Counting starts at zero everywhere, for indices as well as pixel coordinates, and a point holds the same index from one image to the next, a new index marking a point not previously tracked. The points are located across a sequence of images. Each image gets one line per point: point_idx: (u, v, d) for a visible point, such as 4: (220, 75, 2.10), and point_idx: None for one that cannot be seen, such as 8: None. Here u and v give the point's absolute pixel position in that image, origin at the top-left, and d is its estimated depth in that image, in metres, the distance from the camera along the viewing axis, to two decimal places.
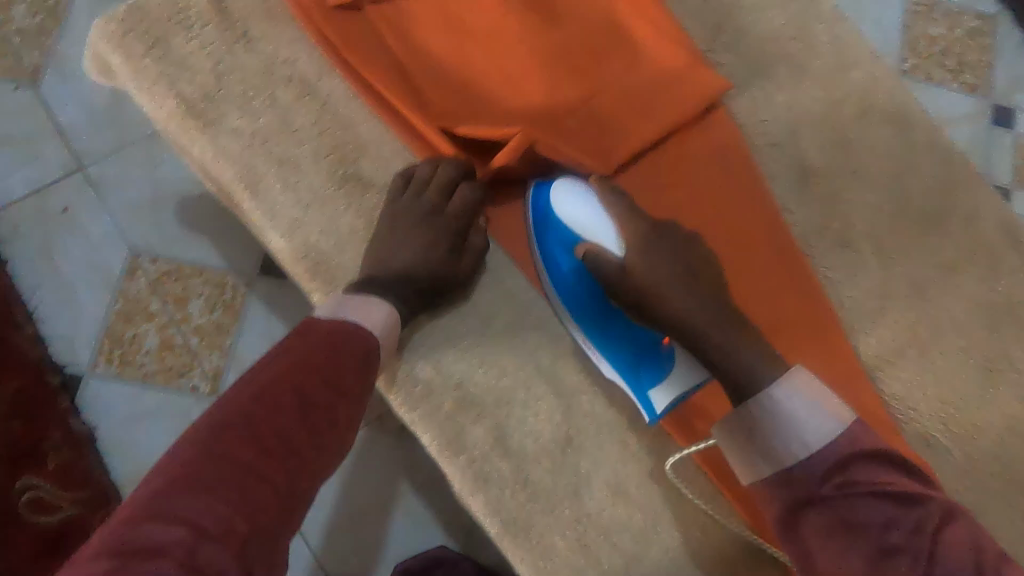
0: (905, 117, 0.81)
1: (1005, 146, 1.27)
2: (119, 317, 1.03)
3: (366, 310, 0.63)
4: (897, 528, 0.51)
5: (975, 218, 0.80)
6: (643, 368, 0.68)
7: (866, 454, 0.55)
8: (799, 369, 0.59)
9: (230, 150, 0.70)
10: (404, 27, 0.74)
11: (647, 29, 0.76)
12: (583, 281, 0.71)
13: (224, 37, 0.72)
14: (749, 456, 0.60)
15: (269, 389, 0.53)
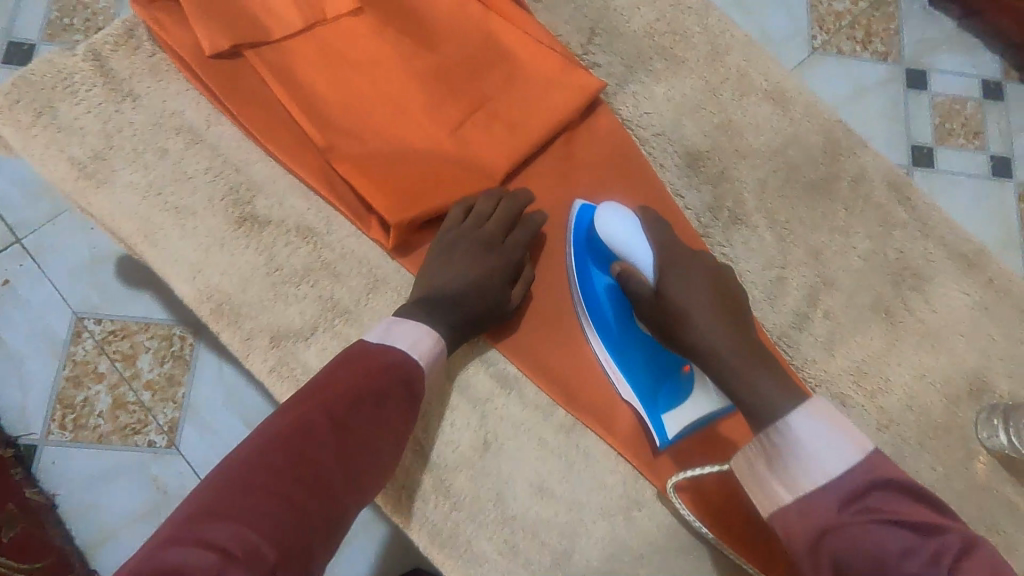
0: (782, 93, 0.85)
1: (923, 108, 1.20)
2: (69, 381, 1.04)
3: (413, 337, 0.64)
4: (919, 558, 0.45)
5: (861, 181, 0.83)
6: (662, 392, 0.71)
7: (883, 484, 0.51)
8: (821, 400, 0.56)
9: (125, 204, 0.72)
10: (283, 67, 0.75)
11: (520, 43, 0.79)
12: (615, 303, 0.72)
13: (111, 97, 0.74)
14: (768, 484, 0.56)
15: (304, 416, 0.55)
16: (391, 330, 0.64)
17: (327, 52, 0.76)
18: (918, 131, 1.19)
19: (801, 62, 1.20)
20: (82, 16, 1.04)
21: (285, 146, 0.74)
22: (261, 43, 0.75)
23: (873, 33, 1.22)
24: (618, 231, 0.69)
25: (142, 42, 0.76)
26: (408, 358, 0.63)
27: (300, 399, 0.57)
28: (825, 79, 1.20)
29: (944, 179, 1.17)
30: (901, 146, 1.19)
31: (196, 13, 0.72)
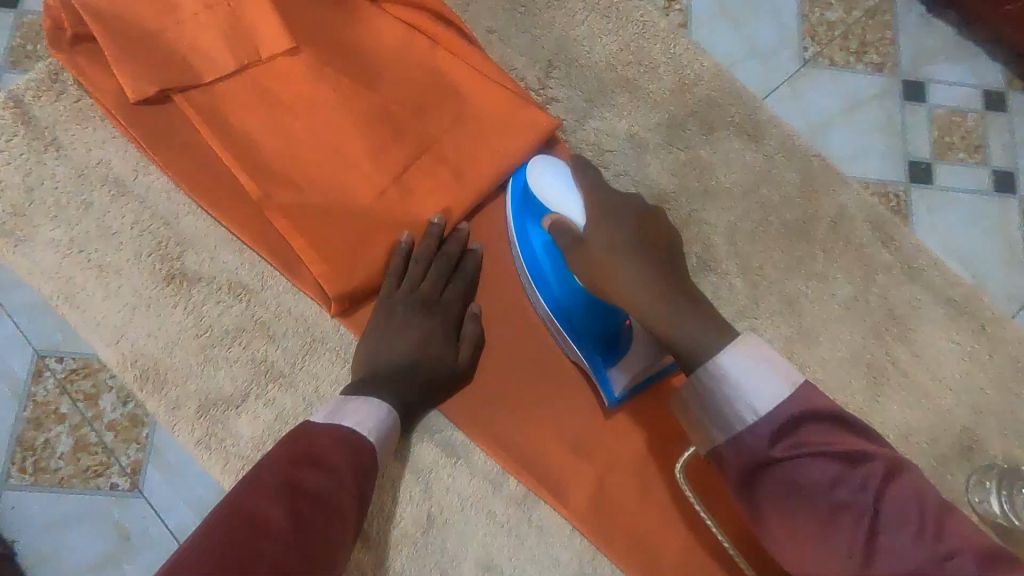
0: (753, 126, 0.79)
1: (920, 123, 1.01)
2: (28, 424, 0.75)
3: (364, 413, 0.59)
4: (846, 486, 0.48)
5: (841, 221, 0.77)
6: (608, 350, 0.66)
7: (815, 415, 0.50)
8: (751, 337, 0.53)
9: (48, 264, 0.68)
10: (215, 111, 0.70)
11: (469, 81, 0.73)
12: (552, 258, 0.67)
13: (33, 147, 0.70)
14: (703, 424, 0.55)
15: (264, 501, 0.48)
16: (341, 408, 0.59)
17: (262, 94, 0.71)
18: (916, 145, 1.00)
19: (791, 77, 1.00)
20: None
21: (218, 197, 0.70)
22: (192, 85, 0.70)
23: (868, 41, 1.03)
24: (546, 182, 0.64)
25: (66, 87, 0.72)
26: (361, 437, 0.57)
27: (256, 479, 0.50)
28: (810, 100, 1.00)
29: (943, 200, 0.99)
30: (894, 165, 1.00)
31: (118, 55, 0.68)
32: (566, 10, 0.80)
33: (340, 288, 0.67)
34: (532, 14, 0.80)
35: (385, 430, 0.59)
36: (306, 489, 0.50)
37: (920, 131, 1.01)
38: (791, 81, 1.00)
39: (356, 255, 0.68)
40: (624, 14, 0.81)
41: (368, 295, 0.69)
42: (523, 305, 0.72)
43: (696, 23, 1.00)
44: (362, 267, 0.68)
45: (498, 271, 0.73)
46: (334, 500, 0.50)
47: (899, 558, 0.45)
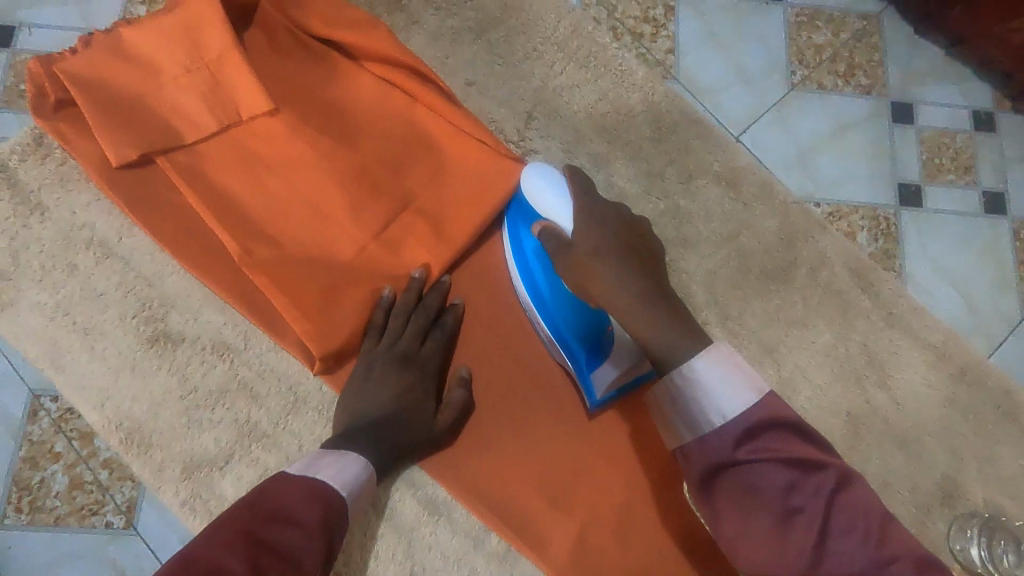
0: (731, 172, 0.79)
1: (910, 144, 1.01)
2: (24, 463, 0.80)
3: (340, 468, 0.58)
4: (800, 493, 0.48)
5: (820, 266, 0.77)
6: (591, 356, 0.68)
7: (778, 421, 0.50)
8: (721, 343, 0.53)
9: (34, 328, 0.69)
10: (195, 171, 0.71)
11: (448, 138, 0.74)
12: (542, 262, 0.68)
13: (18, 211, 0.71)
14: (674, 428, 0.53)
15: (221, 554, 0.46)
16: (316, 461, 0.57)
17: (242, 154, 0.72)
18: (905, 166, 1.00)
19: (778, 102, 1.01)
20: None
21: (200, 256, 0.70)
22: (173, 146, 0.70)
23: (856, 63, 1.03)
24: (535, 184, 0.64)
25: (52, 150, 0.73)
26: (335, 491, 0.55)
27: (218, 528, 0.48)
28: (797, 122, 1.00)
29: (935, 220, 0.98)
30: (887, 185, 0.99)
31: (98, 119, 0.68)
32: (545, 61, 0.81)
33: (322, 346, 0.68)
34: (511, 65, 0.81)
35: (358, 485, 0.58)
36: (267, 543, 0.48)
37: (910, 149, 1.01)
38: (778, 107, 1.00)
39: (336, 313, 0.69)
40: (602, 64, 0.82)
41: (349, 353, 0.70)
42: (503, 358, 0.73)
43: (682, 52, 1.01)
44: (343, 324, 0.69)
45: (477, 324, 0.74)
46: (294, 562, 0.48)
47: (847, 561, 0.46)
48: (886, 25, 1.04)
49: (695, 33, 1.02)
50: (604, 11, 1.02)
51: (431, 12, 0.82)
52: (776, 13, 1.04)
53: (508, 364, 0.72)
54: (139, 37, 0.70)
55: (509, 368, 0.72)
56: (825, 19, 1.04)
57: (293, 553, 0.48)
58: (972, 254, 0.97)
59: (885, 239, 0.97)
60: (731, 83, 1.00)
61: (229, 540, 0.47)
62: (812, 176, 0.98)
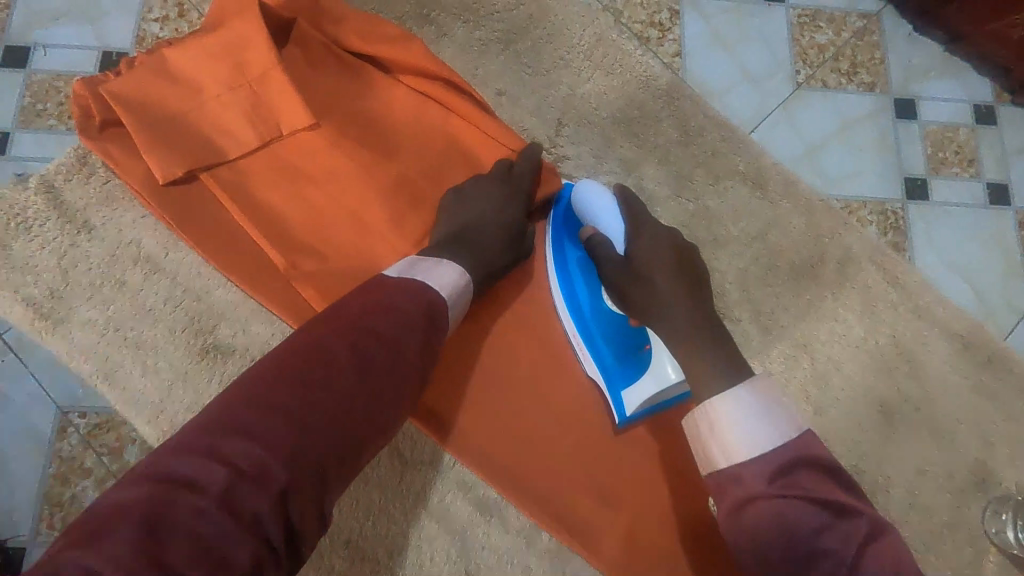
0: (756, 173, 0.82)
1: (914, 139, 1.04)
2: (55, 480, 0.84)
3: (437, 277, 0.59)
4: (829, 535, 0.47)
5: (848, 263, 0.79)
6: (622, 370, 0.70)
7: (810, 464, 0.52)
8: (764, 378, 0.57)
9: (86, 344, 0.70)
10: (239, 187, 0.72)
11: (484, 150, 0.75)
12: (585, 272, 0.72)
13: (65, 230, 0.72)
14: (711, 450, 0.56)
15: (333, 337, 0.48)
16: (414, 268, 0.59)
17: (285, 169, 0.73)
18: (910, 160, 1.03)
19: (785, 100, 1.03)
20: (55, 99, 1.02)
21: (245, 270, 0.72)
22: (217, 163, 0.72)
23: (859, 61, 1.06)
24: (589, 201, 0.71)
25: (96, 169, 0.74)
26: (435, 293, 0.57)
27: (327, 320, 0.50)
28: (806, 120, 1.03)
29: (941, 213, 1.01)
30: (893, 180, 1.02)
31: (146, 140, 0.70)
32: (572, 69, 0.83)
33: None
34: (540, 75, 0.83)
35: (458, 295, 0.60)
36: (373, 330, 0.50)
37: (913, 145, 1.03)
38: (784, 105, 1.03)
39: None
40: (628, 71, 0.84)
41: None
42: (549, 360, 0.74)
43: (688, 55, 1.03)
44: None
45: (523, 329, 0.74)
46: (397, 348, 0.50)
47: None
48: (886, 23, 1.07)
49: (701, 36, 1.04)
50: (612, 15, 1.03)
51: (460, 24, 0.84)
52: (779, 14, 1.06)
53: (551, 366, 0.74)
54: (182, 57, 0.71)
55: (555, 370, 0.73)
56: (827, 19, 1.07)
57: (398, 341, 0.50)
58: (981, 247, 1.00)
59: (894, 231, 0.99)
60: (739, 84, 1.03)
61: (337, 331, 0.49)
62: (821, 172, 1.01)
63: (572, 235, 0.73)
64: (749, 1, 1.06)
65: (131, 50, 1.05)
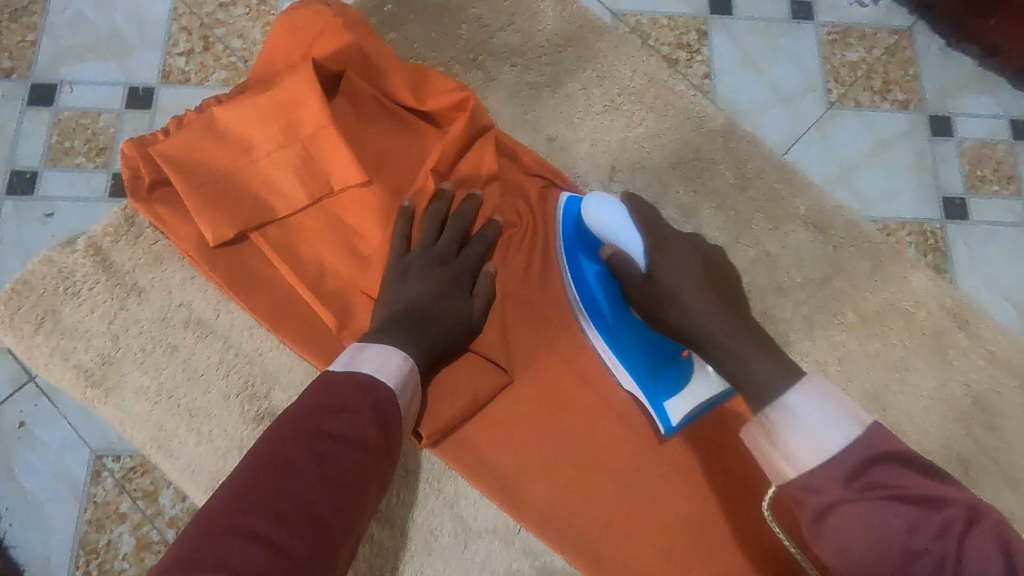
0: (818, 214, 0.79)
1: (952, 157, 1.00)
2: (91, 525, 0.83)
3: (382, 361, 0.57)
4: (921, 533, 0.40)
5: (916, 309, 0.77)
6: (661, 379, 0.69)
7: (887, 455, 0.44)
8: (814, 374, 0.49)
9: (138, 413, 0.68)
10: (289, 245, 0.70)
11: (497, 191, 0.73)
12: (607, 288, 0.70)
13: (114, 293, 0.71)
14: (772, 463, 0.47)
15: (289, 447, 0.48)
16: (357, 356, 0.57)
17: (338, 227, 0.71)
18: (948, 179, 0.99)
19: (818, 121, 1.00)
20: (83, 137, 1.01)
21: (298, 330, 0.70)
22: (269, 221, 0.70)
23: (893, 78, 1.02)
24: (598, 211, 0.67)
25: (143, 230, 0.73)
26: (381, 383, 0.56)
27: (285, 426, 0.50)
28: (840, 140, 0.99)
29: (982, 235, 0.97)
30: (930, 200, 0.98)
31: (198, 203, 0.68)
32: (624, 113, 0.82)
33: (435, 423, 0.67)
34: (590, 119, 0.81)
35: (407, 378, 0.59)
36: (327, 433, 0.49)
37: (951, 164, 1.00)
38: (818, 126, 0.99)
39: (455, 393, 0.68)
40: (680, 112, 0.82)
41: (456, 427, 0.69)
42: (613, 420, 0.71)
43: (717, 77, 1.00)
44: (455, 404, 0.68)
45: (584, 386, 0.72)
46: (358, 446, 0.50)
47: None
48: (918, 38, 1.03)
49: (729, 57, 1.01)
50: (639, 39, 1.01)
51: (507, 68, 0.82)
52: (809, 32, 1.03)
53: (611, 425, 0.71)
54: (232, 115, 0.68)
55: (618, 431, 0.71)
56: (857, 36, 1.03)
57: (359, 442, 0.50)
58: None
59: (933, 252, 0.95)
60: (768, 104, 1.00)
61: (298, 442, 0.48)
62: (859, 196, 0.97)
63: (587, 251, 0.71)
64: (776, 20, 1.03)
65: (156, 85, 1.03)
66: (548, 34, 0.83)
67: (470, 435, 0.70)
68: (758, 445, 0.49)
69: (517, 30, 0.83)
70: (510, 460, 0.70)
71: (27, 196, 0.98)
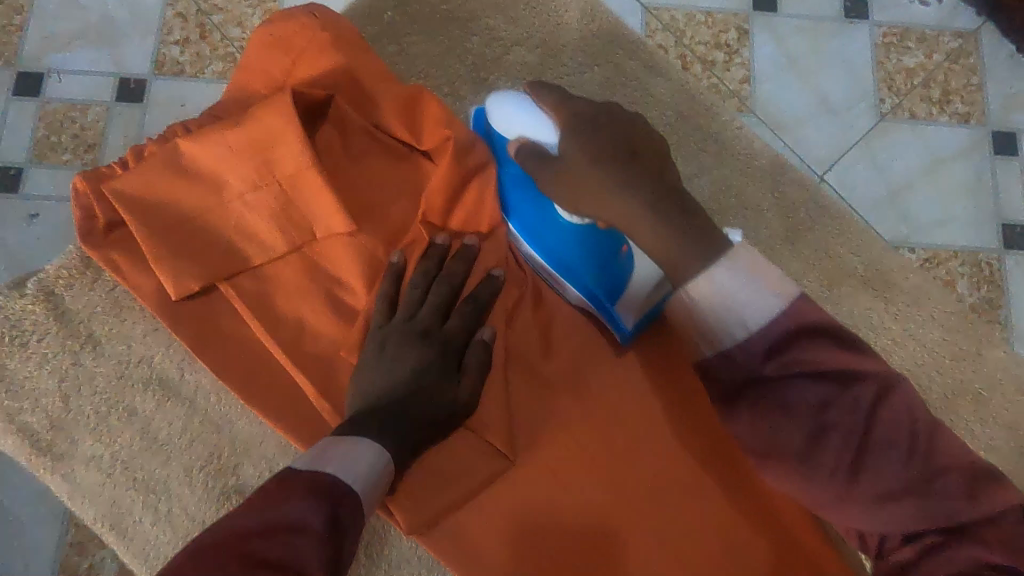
0: (878, 273, 0.69)
1: (1020, 178, 0.84)
2: (72, 550, 0.73)
3: (352, 460, 0.47)
4: (835, 407, 0.43)
5: (990, 392, 0.66)
6: (604, 280, 0.61)
7: (812, 331, 0.44)
8: (739, 246, 0.44)
9: (89, 487, 0.60)
10: (263, 299, 0.61)
11: (502, 241, 0.64)
12: (526, 189, 0.61)
13: (68, 347, 0.62)
14: (692, 339, 0.46)
15: (206, 573, 0.35)
16: (324, 454, 0.47)
17: (320, 281, 0.62)
18: (1011, 203, 0.83)
19: (866, 134, 0.85)
20: (70, 132, 0.89)
21: (270, 397, 0.61)
22: (241, 270, 0.61)
23: (953, 88, 0.86)
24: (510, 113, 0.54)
25: (101, 273, 0.64)
26: (349, 488, 0.45)
27: (213, 546, 0.37)
28: (889, 157, 0.84)
29: None
30: (987, 225, 0.83)
31: (159, 251, 0.59)
32: None
33: (418, 516, 0.59)
34: None
35: (375, 485, 0.48)
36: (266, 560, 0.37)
37: (1016, 184, 0.84)
38: (865, 140, 0.84)
39: (444, 477, 0.60)
40: (721, 145, 0.71)
41: (444, 517, 0.61)
42: (625, 519, 0.61)
43: (758, 82, 0.86)
44: (443, 494, 0.60)
45: (594, 475, 0.62)
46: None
47: (883, 480, 0.42)
48: (987, 45, 0.87)
49: (771, 61, 0.86)
50: (670, 39, 0.87)
51: (521, 88, 0.71)
52: (863, 34, 0.88)
53: (624, 522, 0.61)
54: (199, 150, 0.59)
55: (631, 530, 0.61)
56: (918, 38, 0.88)
57: (300, 569, 0.37)
58: None
59: (989, 287, 0.80)
60: (815, 117, 0.85)
61: (211, 572, 0.35)
62: (907, 222, 0.82)
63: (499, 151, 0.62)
64: (827, 19, 0.88)
65: (150, 76, 0.91)
66: (571, 48, 0.72)
67: (464, 524, 0.61)
68: (678, 319, 0.46)
69: (535, 45, 0.72)
70: (505, 554, 0.61)
71: (10, 193, 0.87)
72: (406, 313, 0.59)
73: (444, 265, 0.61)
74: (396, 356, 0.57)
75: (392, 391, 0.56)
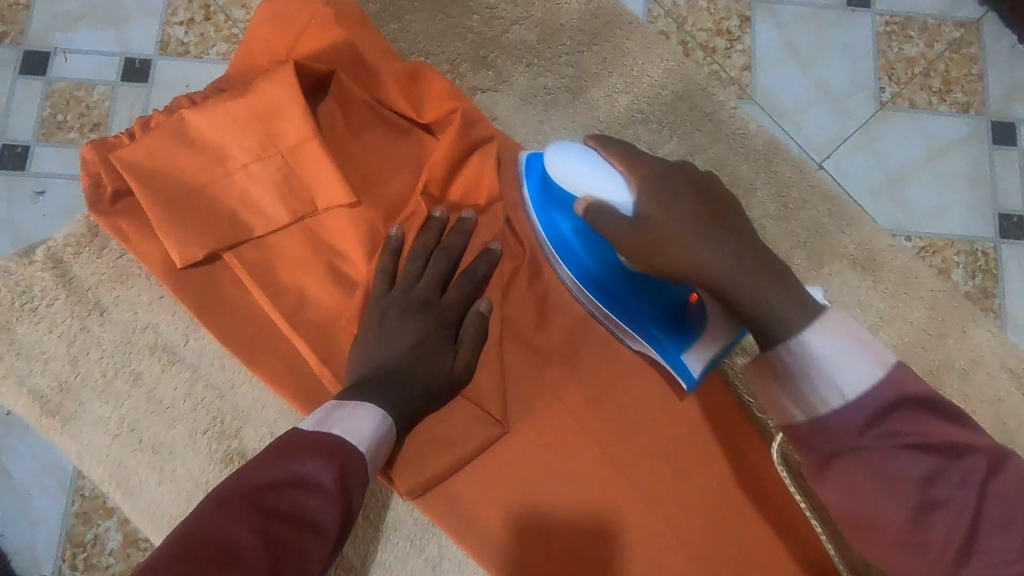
0: (869, 254, 0.70)
1: (1016, 168, 0.85)
2: (78, 519, 0.75)
3: (354, 421, 0.49)
4: (941, 482, 0.40)
5: (975, 371, 0.68)
6: (672, 331, 0.60)
7: (911, 401, 0.41)
8: (836, 314, 0.42)
9: (96, 448, 0.62)
10: (266, 269, 0.63)
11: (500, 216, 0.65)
12: (589, 240, 0.62)
13: (76, 313, 0.64)
14: (780, 403, 0.44)
15: (225, 520, 0.38)
16: (331, 415, 0.49)
17: (321, 252, 0.63)
18: (1008, 192, 0.84)
19: (865, 122, 0.85)
20: (76, 111, 0.91)
21: (271, 364, 0.63)
22: (244, 240, 0.63)
23: (953, 77, 0.87)
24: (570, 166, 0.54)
25: (108, 242, 0.66)
26: (356, 448, 0.47)
27: (232, 495, 0.40)
28: (888, 146, 0.85)
29: None
30: (982, 214, 0.84)
31: (165, 220, 0.61)
32: (649, 125, 0.72)
33: (413, 480, 0.61)
34: (614, 132, 0.72)
35: (379, 446, 0.50)
36: (281, 512, 0.39)
37: (1012, 173, 0.85)
38: (863, 127, 0.85)
39: (442, 445, 0.62)
40: (717, 127, 0.72)
41: (439, 482, 0.62)
42: (616, 487, 0.63)
43: (758, 69, 0.87)
44: (438, 459, 0.62)
45: (587, 444, 0.64)
46: (314, 530, 0.40)
47: (1001, 561, 0.38)
48: (988, 36, 0.88)
49: (772, 47, 0.87)
50: (672, 24, 0.87)
51: (522, 69, 0.73)
52: (865, 22, 0.88)
53: (614, 489, 0.63)
54: (205, 122, 0.60)
55: (621, 497, 0.63)
56: (919, 28, 0.88)
57: (311, 522, 0.40)
58: None
59: (984, 275, 0.82)
60: (814, 103, 0.86)
61: (228, 520, 0.38)
62: (904, 210, 0.83)
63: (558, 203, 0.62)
64: (827, 6, 0.89)
65: (155, 56, 0.93)
66: (572, 30, 0.73)
67: (457, 489, 0.63)
68: (767, 385, 0.45)
69: (536, 25, 0.73)
70: (501, 524, 0.63)
71: (19, 171, 0.88)
72: (405, 284, 0.61)
73: (442, 238, 0.63)
74: (394, 324, 0.59)
75: (390, 358, 0.57)
